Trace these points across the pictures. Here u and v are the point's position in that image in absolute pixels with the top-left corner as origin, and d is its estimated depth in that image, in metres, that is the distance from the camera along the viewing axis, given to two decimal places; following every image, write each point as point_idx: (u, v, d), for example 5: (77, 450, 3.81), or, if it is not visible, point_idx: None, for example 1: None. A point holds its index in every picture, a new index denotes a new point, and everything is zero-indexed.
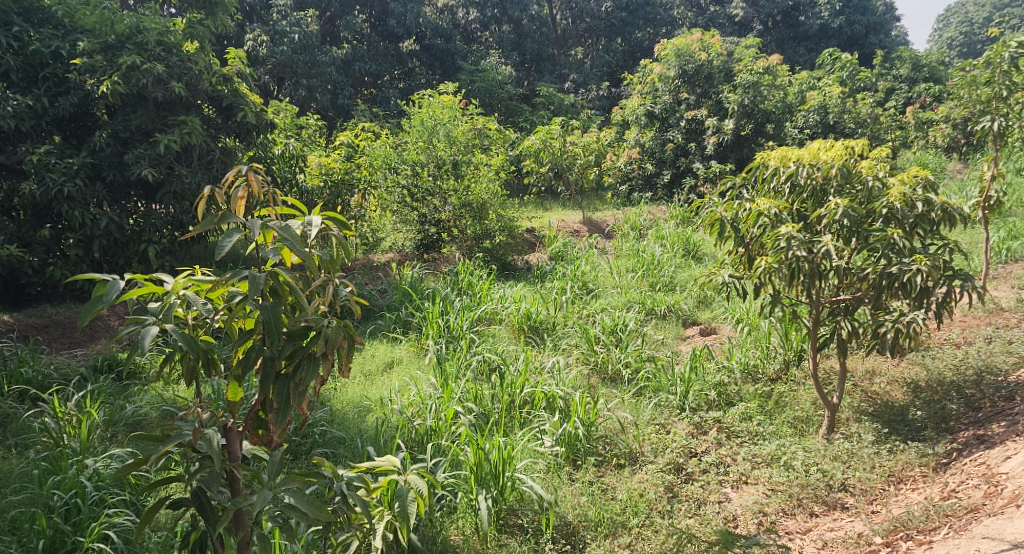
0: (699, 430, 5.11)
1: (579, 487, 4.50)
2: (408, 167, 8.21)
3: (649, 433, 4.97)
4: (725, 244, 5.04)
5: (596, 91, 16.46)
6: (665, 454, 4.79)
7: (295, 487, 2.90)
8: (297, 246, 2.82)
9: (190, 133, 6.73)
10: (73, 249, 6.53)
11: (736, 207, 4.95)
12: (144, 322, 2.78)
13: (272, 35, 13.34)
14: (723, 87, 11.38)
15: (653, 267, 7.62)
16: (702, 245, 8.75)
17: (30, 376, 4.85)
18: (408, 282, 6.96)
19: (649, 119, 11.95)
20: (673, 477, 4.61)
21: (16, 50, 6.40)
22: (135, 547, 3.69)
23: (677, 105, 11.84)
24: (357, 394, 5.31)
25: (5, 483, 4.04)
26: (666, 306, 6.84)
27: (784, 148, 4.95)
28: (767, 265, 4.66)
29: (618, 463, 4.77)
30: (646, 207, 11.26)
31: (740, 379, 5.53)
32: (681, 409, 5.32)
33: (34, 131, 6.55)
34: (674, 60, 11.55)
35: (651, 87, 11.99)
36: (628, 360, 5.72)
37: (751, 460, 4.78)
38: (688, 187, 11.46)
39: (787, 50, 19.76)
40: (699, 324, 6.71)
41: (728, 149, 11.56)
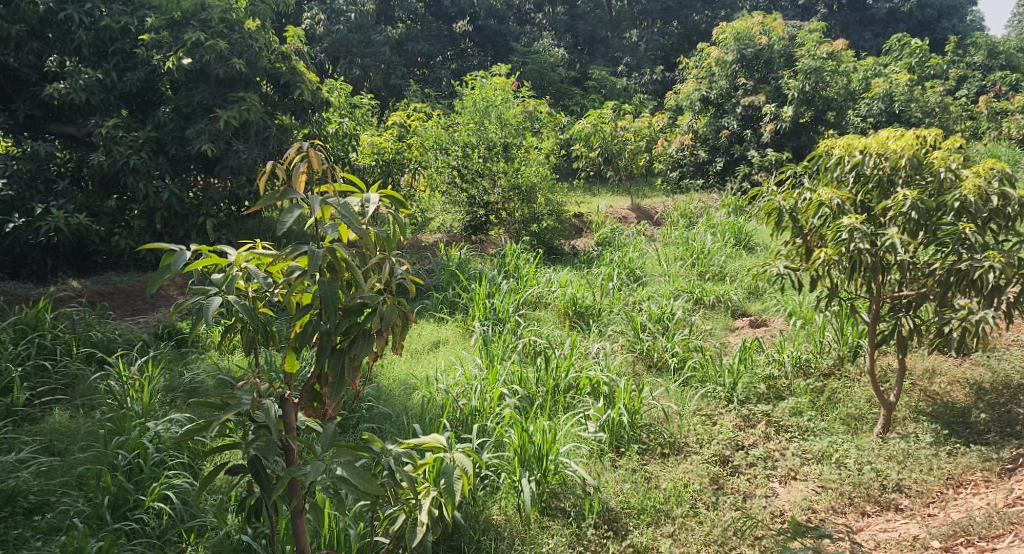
0: (747, 423, 5.05)
1: (622, 474, 4.48)
2: (458, 149, 8.23)
3: (694, 424, 4.93)
4: (782, 234, 4.95)
5: (650, 76, 16.20)
6: (711, 446, 4.74)
7: (346, 460, 2.95)
8: (355, 223, 2.81)
9: (248, 110, 6.82)
10: (136, 220, 6.66)
11: (795, 197, 4.82)
12: (207, 293, 2.82)
13: (329, 14, 13.53)
14: (784, 72, 11.13)
15: (703, 256, 7.52)
16: (756, 235, 8.58)
17: (97, 339, 5.00)
18: (455, 263, 7.03)
19: (703, 105, 11.84)
20: (719, 469, 4.57)
21: (87, 25, 6.57)
22: (193, 509, 3.77)
23: (734, 90, 11.63)
24: (404, 372, 5.37)
25: (72, 441, 4.14)
26: (715, 296, 6.73)
27: (850, 136, 4.82)
28: (826, 257, 4.57)
29: (661, 453, 4.72)
30: (697, 195, 11.12)
31: (791, 373, 5.45)
32: (728, 401, 5.25)
33: (102, 104, 6.72)
34: (732, 44, 11.44)
35: (708, 72, 11.82)
36: (675, 350, 5.65)
37: (801, 456, 4.70)
38: (742, 175, 11.24)
39: (853, 34, 19.19)
40: (749, 316, 6.61)
41: (786, 136, 11.27)
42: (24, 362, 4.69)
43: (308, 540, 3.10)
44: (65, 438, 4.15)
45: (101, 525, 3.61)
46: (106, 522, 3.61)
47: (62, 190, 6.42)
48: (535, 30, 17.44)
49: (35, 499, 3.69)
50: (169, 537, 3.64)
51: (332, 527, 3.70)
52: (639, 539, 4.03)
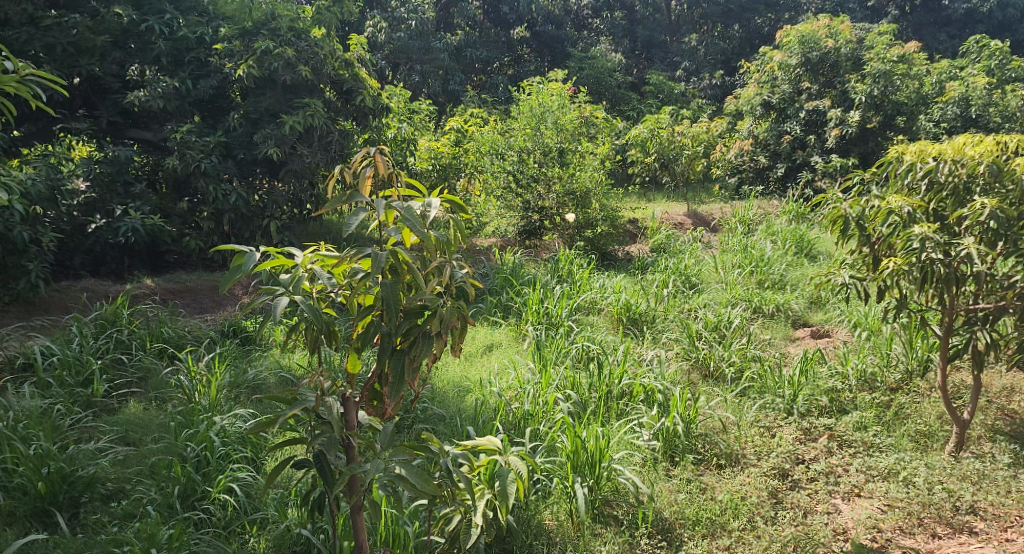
0: (808, 436, 4.99)
1: (677, 484, 4.46)
2: (514, 154, 8.33)
3: (752, 436, 4.90)
4: (848, 243, 4.87)
5: (709, 80, 16.06)
6: (770, 458, 4.70)
7: (405, 458, 3.02)
8: (418, 226, 2.87)
9: (313, 115, 7.02)
10: (206, 221, 6.89)
11: (863, 204, 4.78)
12: (275, 293, 2.91)
13: (391, 22, 13.86)
14: (850, 76, 10.92)
15: (763, 264, 7.45)
16: (818, 244, 8.45)
17: (168, 335, 5.21)
18: (509, 267, 7.13)
19: (765, 110, 11.75)
20: (778, 483, 4.53)
21: (165, 35, 6.85)
22: (257, 502, 3.90)
23: (797, 95, 11.47)
24: (458, 375, 5.46)
25: (146, 432, 4.33)
26: (775, 305, 6.65)
27: (922, 143, 4.78)
28: (895, 267, 4.48)
29: (717, 464, 4.70)
30: (756, 202, 11.02)
31: (855, 387, 5.37)
32: (788, 413, 5.19)
33: (177, 111, 6.99)
34: (797, 47, 11.32)
35: (770, 76, 11.69)
36: (732, 359, 5.61)
37: (865, 473, 4.64)
38: (804, 182, 11.07)
39: (926, 36, 18.70)
40: (811, 326, 6.54)
41: (852, 142, 11.14)
42: (103, 356, 4.93)
43: (366, 537, 3.17)
44: (139, 429, 4.34)
45: (171, 513, 3.76)
46: (177, 511, 3.76)
47: (139, 192, 6.67)
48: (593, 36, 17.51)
49: (112, 487, 3.88)
50: (234, 528, 3.77)
51: (390, 525, 3.76)
52: (693, 551, 4.02)
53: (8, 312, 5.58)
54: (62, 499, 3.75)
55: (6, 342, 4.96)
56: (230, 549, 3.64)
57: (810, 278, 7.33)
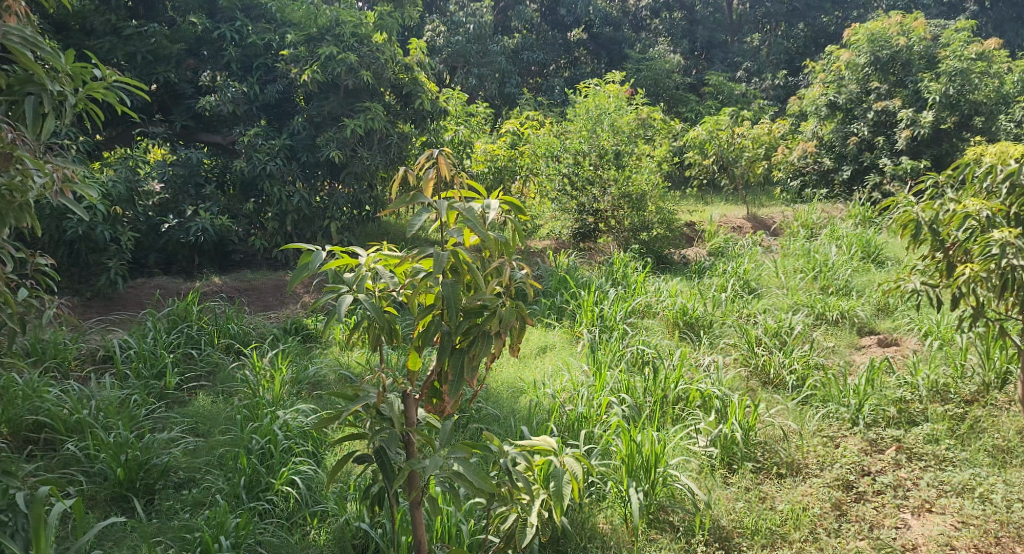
0: (874, 447, 4.90)
1: (735, 492, 4.42)
2: (569, 156, 8.34)
3: (815, 445, 4.83)
4: (919, 248, 4.75)
5: (772, 81, 15.81)
6: (834, 470, 4.63)
7: (462, 456, 3.04)
8: (479, 227, 2.92)
9: (373, 119, 7.17)
10: (270, 221, 7.13)
11: (936, 208, 4.63)
12: (339, 291, 2.97)
13: (450, 26, 14.08)
14: (923, 76, 10.64)
15: (827, 269, 7.33)
16: (886, 249, 8.26)
17: (235, 332, 5.42)
18: (564, 270, 7.19)
19: (830, 111, 11.52)
20: (841, 495, 4.45)
21: (236, 42, 7.15)
22: (318, 495, 4.00)
23: (865, 94, 11.18)
24: (512, 376, 5.53)
25: (214, 424, 4.49)
26: (840, 312, 6.54)
27: (1003, 146, 4.61)
28: (971, 273, 4.40)
29: (777, 473, 4.64)
30: (820, 205, 10.84)
31: (926, 398, 5.24)
32: (853, 423, 5.09)
33: (246, 115, 7.25)
34: (865, 46, 11.07)
35: (837, 76, 11.48)
36: (794, 366, 5.52)
37: (936, 488, 4.52)
38: (872, 185, 10.82)
39: (1007, 33, 18.11)
40: (878, 334, 6.38)
41: (925, 143, 10.84)
42: (174, 350, 5.16)
43: (424, 533, 3.21)
44: (208, 421, 4.51)
45: (238, 502, 3.88)
46: (244, 500, 3.87)
47: (209, 194, 6.90)
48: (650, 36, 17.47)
49: (183, 475, 4.03)
50: (296, 519, 3.85)
51: (445, 522, 3.82)
52: None
53: (89, 306, 5.85)
54: (139, 486, 3.91)
55: (88, 335, 5.22)
56: (293, 540, 3.73)
57: (877, 285, 7.16)
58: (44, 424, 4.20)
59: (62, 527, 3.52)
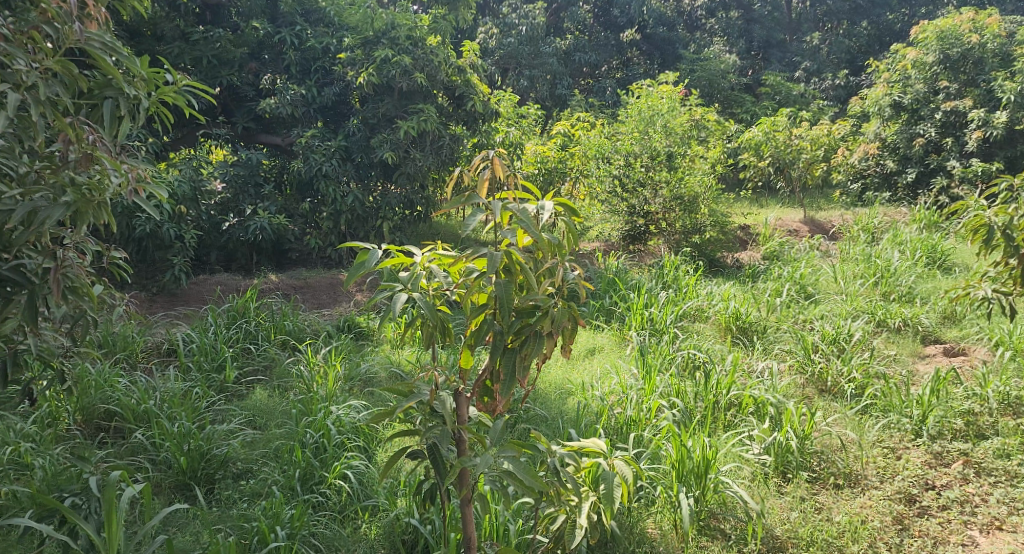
0: (940, 460, 4.77)
1: (789, 502, 4.34)
2: (621, 158, 8.32)
3: (875, 456, 4.74)
4: (990, 253, 4.62)
5: (832, 81, 15.51)
6: (895, 482, 4.52)
7: (513, 455, 3.04)
8: (532, 227, 2.95)
9: (426, 120, 7.26)
10: (326, 221, 7.29)
11: (1010, 213, 4.47)
12: (394, 289, 3.02)
13: (502, 28, 14.19)
14: (996, 75, 10.33)
15: (889, 275, 7.18)
16: (954, 254, 8.04)
17: (290, 328, 5.56)
18: (614, 272, 7.20)
19: (895, 110, 11.10)
20: (904, 508, 4.35)
21: (296, 46, 7.35)
22: (369, 489, 4.06)
23: (934, 94, 10.87)
24: (561, 377, 5.56)
25: (270, 418, 4.62)
26: (902, 319, 6.40)
27: None
28: None
29: (834, 483, 4.56)
30: (883, 209, 10.61)
31: (996, 411, 5.09)
32: (916, 435, 4.95)
33: (304, 117, 7.43)
34: (935, 43, 10.84)
35: (902, 75, 11.19)
36: (852, 375, 5.43)
37: (1007, 505, 4.38)
38: (939, 189, 10.55)
39: None
40: (943, 343, 6.23)
41: (997, 145, 10.54)
42: (234, 344, 5.33)
43: (474, 531, 3.23)
44: (265, 415, 4.65)
45: (293, 494, 3.97)
46: (298, 492, 3.96)
47: (268, 193, 7.08)
48: (705, 36, 17.32)
49: (241, 466, 4.16)
50: (348, 513, 3.93)
51: (494, 521, 3.89)
52: None
53: (154, 301, 6.07)
54: (200, 475, 4.05)
55: (154, 329, 5.43)
56: (345, 533, 3.80)
57: (943, 292, 6.98)
58: (114, 413, 4.42)
59: (130, 512, 3.67)
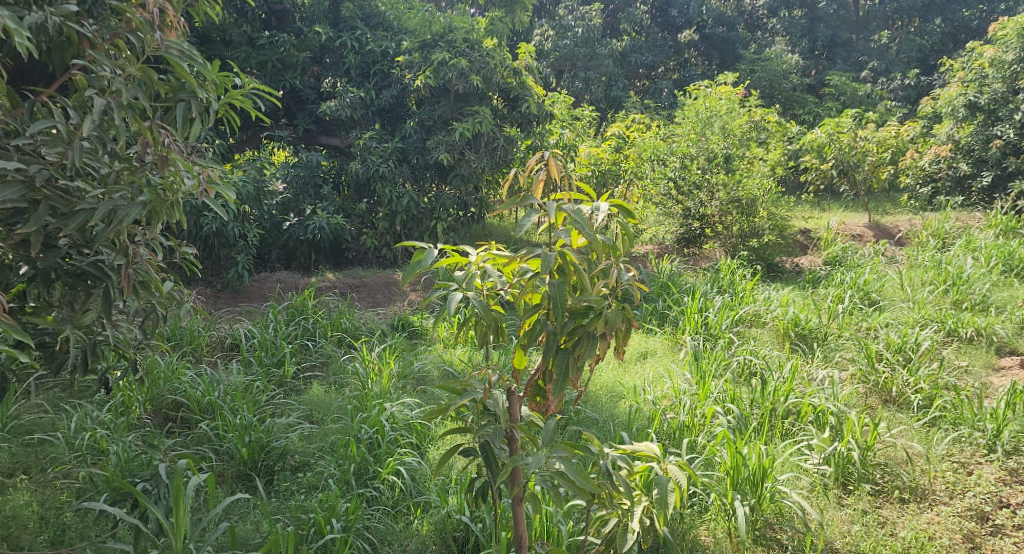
0: (1014, 477, 4.56)
1: (850, 514, 4.26)
2: (676, 160, 8.27)
3: (943, 470, 4.59)
4: None
5: (901, 81, 15.13)
6: (966, 498, 4.36)
7: (564, 455, 3.04)
8: (587, 228, 2.96)
9: (481, 122, 7.33)
10: (381, 221, 7.42)
11: None
12: (449, 288, 3.06)
13: (557, 30, 14.26)
14: None
15: (960, 282, 6.97)
16: None
17: (346, 326, 5.68)
18: (667, 275, 7.17)
19: (970, 111, 10.78)
20: (975, 526, 4.19)
21: (356, 49, 7.52)
22: (421, 486, 4.14)
23: (1011, 95, 10.47)
24: (612, 380, 5.56)
25: (326, 413, 4.73)
26: (974, 328, 6.19)
27: None
28: None
29: (899, 497, 4.44)
30: (955, 214, 10.32)
31: None
32: (989, 450, 4.76)
33: (362, 119, 7.59)
34: (1013, 40, 10.38)
35: (977, 75, 10.81)
36: (919, 386, 5.29)
37: None
38: (1016, 193, 10.19)
39: None
40: (1017, 354, 6.01)
41: None
42: (292, 340, 5.47)
43: (525, 530, 3.24)
44: (321, 409, 4.76)
45: (348, 488, 4.04)
46: (353, 486, 4.03)
47: (327, 194, 7.25)
48: (766, 35, 17.10)
49: (299, 459, 4.26)
50: (401, 508, 3.99)
51: (545, 522, 3.91)
52: None
53: (219, 297, 6.27)
54: (260, 466, 4.19)
55: (218, 324, 5.61)
56: (397, 528, 3.86)
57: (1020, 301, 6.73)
58: (181, 403, 4.59)
59: (196, 498, 3.81)
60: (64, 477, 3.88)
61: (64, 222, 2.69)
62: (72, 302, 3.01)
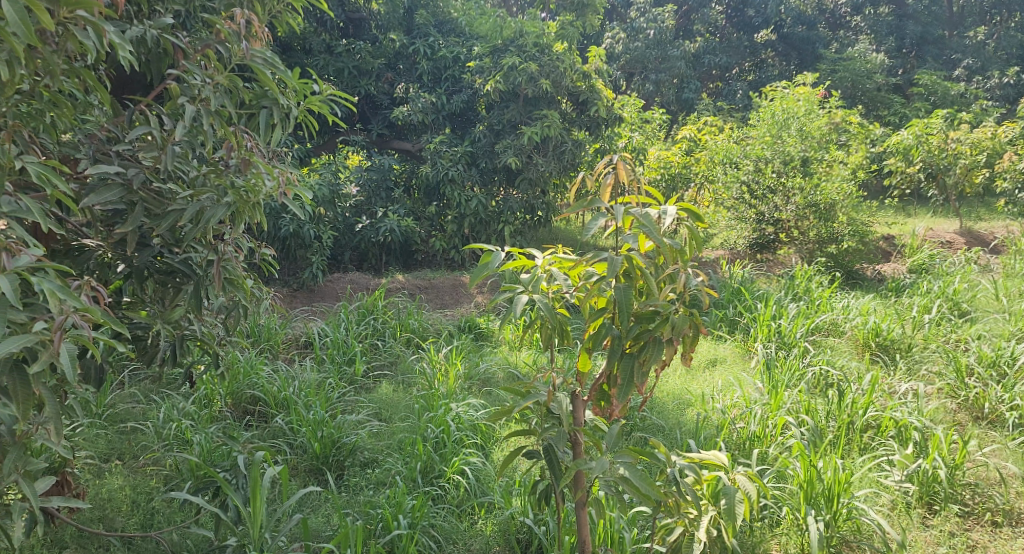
0: None
1: (936, 536, 4.10)
2: (751, 163, 8.17)
3: None
4: None
5: (998, 79, 14.61)
6: None
7: (629, 461, 3.03)
8: (655, 233, 2.93)
9: (550, 126, 7.34)
10: (450, 224, 7.54)
11: None
12: (514, 290, 3.05)
13: (629, 32, 14.21)
14: None
15: None
16: None
17: (414, 326, 5.79)
18: (739, 281, 7.08)
19: None
20: None
21: (428, 55, 7.67)
22: (486, 487, 4.18)
23: None
24: (679, 387, 5.52)
25: (394, 412, 4.83)
26: None
27: None
28: None
29: (991, 520, 4.27)
30: None
31: None
32: None
33: (433, 123, 7.73)
34: None
35: None
36: (1014, 403, 5.05)
37: None
38: None
39: None
40: None
41: None
42: (363, 340, 5.61)
43: (589, 535, 3.24)
44: (389, 408, 4.86)
45: (414, 485, 4.12)
46: (419, 484, 4.10)
47: (398, 197, 7.40)
48: (850, 33, 16.65)
49: (368, 456, 4.36)
50: (466, 508, 4.04)
51: (609, 528, 3.84)
52: None
53: (294, 297, 6.46)
54: (331, 461, 4.29)
55: (294, 323, 5.80)
56: (462, 528, 3.90)
57: None
58: (259, 398, 4.75)
59: (271, 491, 3.94)
60: (153, 464, 4.08)
61: (157, 222, 2.84)
62: (163, 299, 3.15)
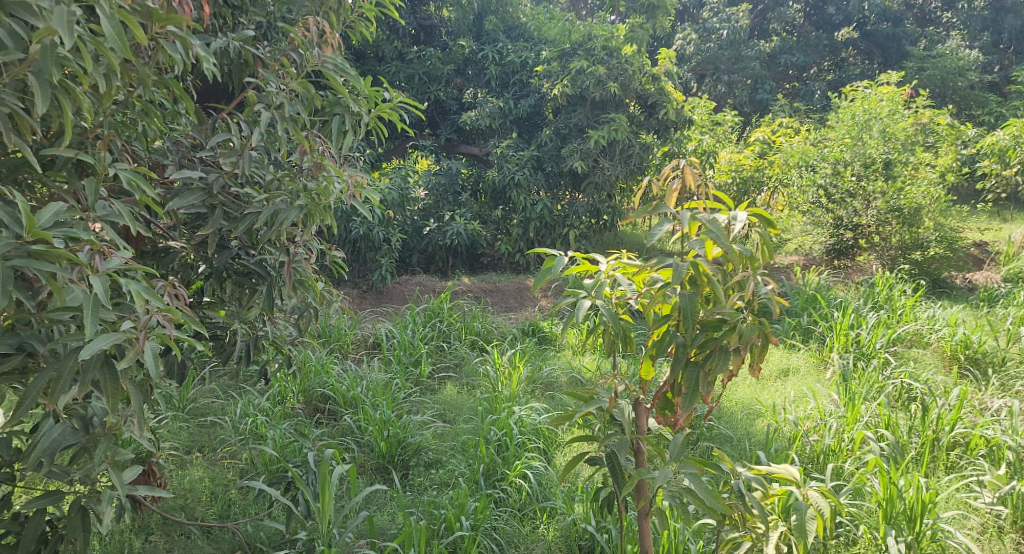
0: None
1: None
2: (829, 165, 7.99)
3: None
4: None
5: None
6: None
7: (693, 472, 2.99)
8: (722, 238, 2.90)
9: (617, 130, 7.33)
10: (516, 228, 7.59)
11: None
12: (577, 296, 3.05)
13: (702, 33, 14.06)
14: None
15: None
16: None
17: (479, 329, 5.86)
18: (814, 288, 6.94)
19: None
20: None
21: (497, 61, 7.76)
22: (548, 491, 4.19)
23: None
24: (748, 397, 5.44)
25: (459, 413, 4.89)
26: None
27: None
28: None
29: None
30: None
31: None
32: None
33: (500, 128, 7.80)
34: None
35: None
36: None
37: None
38: None
39: None
40: None
41: None
42: (428, 341, 5.70)
43: (652, 544, 3.22)
44: (453, 409, 4.93)
45: (477, 487, 4.16)
46: (482, 486, 4.14)
47: (465, 201, 7.49)
48: (941, 29, 16.05)
49: (432, 456, 4.43)
50: (527, 511, 4.07)
51: (672, 539, 3.83)
52: None
53: (364, 297, 6.61)
54: (397, 460, 4.37)
55: (363, 323, 5.93)
56: (523, 532, 3.93)
57: None
58: (329, 397, 4.88)
59: (339, 487, 4.04)
60: (230, 457, 4.24)
61: (235, 224, 2.96)
62: (240, 299, 3.27)
